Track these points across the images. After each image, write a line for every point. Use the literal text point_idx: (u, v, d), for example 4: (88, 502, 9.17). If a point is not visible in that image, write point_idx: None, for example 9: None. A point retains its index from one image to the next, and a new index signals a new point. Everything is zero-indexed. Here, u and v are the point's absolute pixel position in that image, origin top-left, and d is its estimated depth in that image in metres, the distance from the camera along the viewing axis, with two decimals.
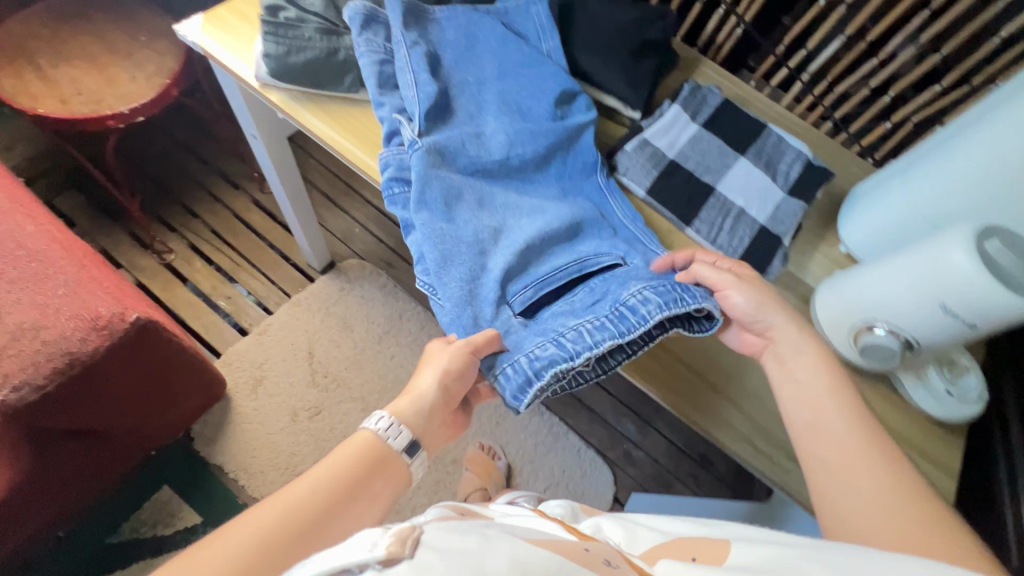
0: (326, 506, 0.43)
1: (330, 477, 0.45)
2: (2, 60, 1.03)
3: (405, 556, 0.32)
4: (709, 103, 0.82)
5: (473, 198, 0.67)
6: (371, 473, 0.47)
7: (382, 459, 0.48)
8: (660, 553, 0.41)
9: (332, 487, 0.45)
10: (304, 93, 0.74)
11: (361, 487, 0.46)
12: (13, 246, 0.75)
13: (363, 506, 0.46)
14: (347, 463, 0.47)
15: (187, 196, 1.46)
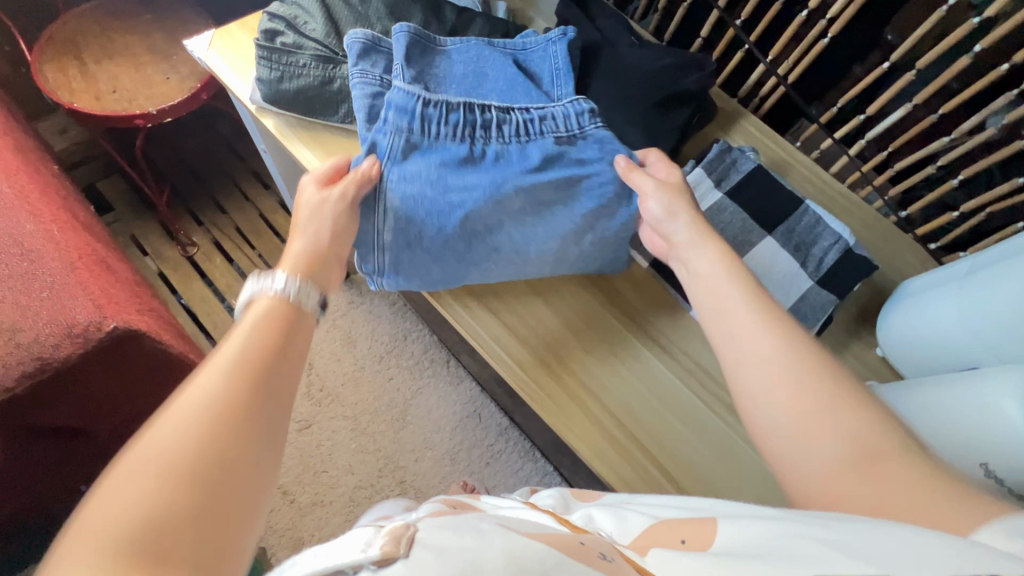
0: (250, 381, 0.42)
1: (238, 362, 0.43)
2: (50, 53, 1.07)
3: (399, 556, 0.35)
4: (739, 168, 0.72)
5: (442, 200, 0.65)
6: (286, 334, 0.49)
7: (291, 310, 0.51)
8: (649, 542, 0.42)
9: (247, 366, 0.43)
10: (299, 120, 0.71)
11: (283, 346, 0.47)
12: (10, 243, 0.77)
13: (291, 364, 0.47)
14: (254, 341, 0.46)
15: (218, 191, 1.49)
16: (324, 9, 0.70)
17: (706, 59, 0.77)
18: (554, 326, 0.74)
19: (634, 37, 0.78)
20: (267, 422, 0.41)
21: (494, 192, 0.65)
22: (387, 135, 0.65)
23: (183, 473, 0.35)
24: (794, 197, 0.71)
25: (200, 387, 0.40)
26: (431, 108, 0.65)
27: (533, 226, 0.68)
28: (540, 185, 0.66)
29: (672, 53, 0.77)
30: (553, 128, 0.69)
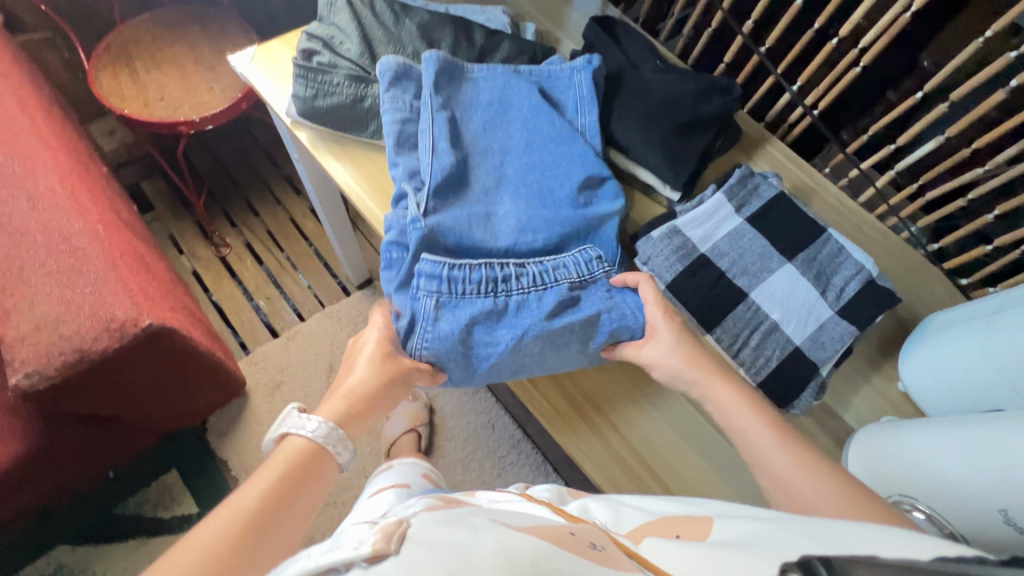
0: (252, 534, 0.43)
1: (247, 507, 0.44)
2: (105, 60, 1.14)
3: (389, 553, 0.36)
4: (760, 195, 0.72)
5: (483, 321, 0.64)
6: (302, 482, 0.49)
7: (317, 460, 0.51)
8: (645, 532, 0.45)
9: (255, 514, 0.44)
10: (331, 135, 0.75)
11: (296, 497, 0.48)
12: (59, 240, 0.81)
13: (297, 517, 0.47)
14: (262, 496, 0.46)
15: (253, 195, 1.54)
16: (360, 31, 0.74)
17: (732, 84, 0.77)
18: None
19: (659, 62, 0.80)
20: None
21: (515, 346, 0.64)
22: (420, 300, 0.63)
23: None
24: (816, 226, 0.70)
25: (208, 529, 0.42)
26: (455, 270, 0.64)
27: (557, 367, 0.67)
28: (559, 329, 0.64)
29: (697, 78, 0.77)
30: (567, 275, 0.67)
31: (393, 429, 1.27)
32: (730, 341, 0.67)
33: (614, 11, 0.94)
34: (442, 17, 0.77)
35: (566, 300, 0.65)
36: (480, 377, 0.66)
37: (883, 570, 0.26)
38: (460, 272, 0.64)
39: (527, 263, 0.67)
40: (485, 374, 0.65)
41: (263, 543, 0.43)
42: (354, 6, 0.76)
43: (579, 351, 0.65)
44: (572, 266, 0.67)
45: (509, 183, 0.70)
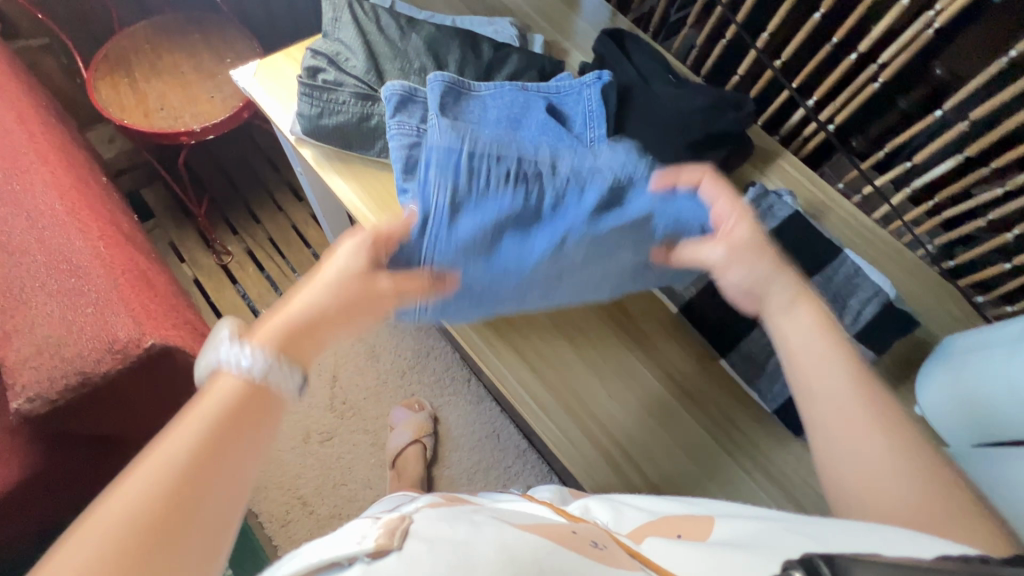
0: (182, 500, 0.33)
1: (163, 476, 0.33)
2: (105, 69, 1.12)
3: (392, 548, 0.39)
4: (774, 215, 0.71)
5: (512, 232, 0.63)
6: (247, 418, 0.38)
7: (263, 391, 0.40)
8: (646, 531, 0.48)
9: (185, 476, 0.34)
10: (336, 154, 0.73)
11: (243, 441, 0.37)
12: (60, 260, 0.80)
13: (246, 464, 0.37)
14: (187, 453, 0.35)
15: (254, 201, 1.53)
16: (365, 47, 0.72)
17: (744, 99, 0.76)
18: (570, 360, 0.74)
19: (670, 76, 0.78)
20: (193, 554, 0.32)
21: (551, 256, 0.63)
22: (431, 193, 0.62)
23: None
24: (832, 246, 0.69)
25: (121, 498, 0.32)
26: (477, 157, 0.63)
27: (591, 283, 0.68)
28: (600, 232, 0.63)
29: (709, 93, 0.76)
30: (605, 174, 0.65)
31: (398, 440, 1.26)
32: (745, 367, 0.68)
33: (624, 21, 0.92)
34: (449, 32, 0.76)
35: (606, 198, 0.64)
36: (509, 295, 0.66)
37: (874, 567, 0.25)
38: (481, 182, 0.63)
39: (556, 171, 0.65)
40: (517, 291, 0.66)
41: (195, 509, 0.33)
42: (360, 21, 0.74)
43: (618, 256, 0.65)
44: (606, 216, 0.63)
45: (529, 180, 0.64)
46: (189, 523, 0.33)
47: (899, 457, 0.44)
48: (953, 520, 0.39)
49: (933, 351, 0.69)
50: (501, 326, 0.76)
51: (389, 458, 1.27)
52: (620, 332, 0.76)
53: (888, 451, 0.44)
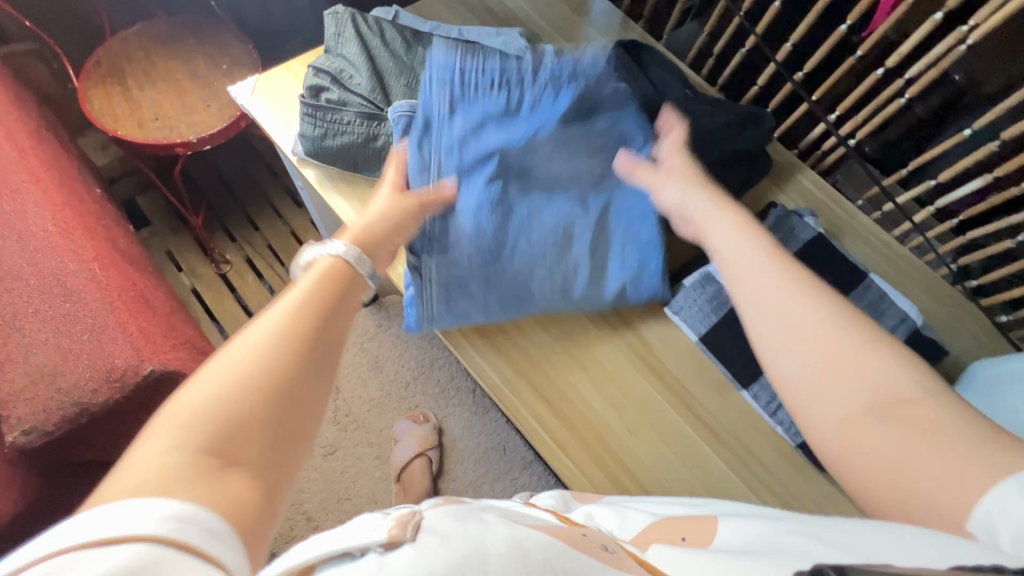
0: (306, 329, 0.44)
1: (295, 307, 0.45)
2: (96, 77, 1.08)
3: (405, 540, 0.34)
4: (797, 237, 0.68)
5: (490, 161, 0.64)
6: (340, 288, 0.50)
7: (349, 272, 0.52)
8: (651, 537, 0.48)
9: (304, 315, 0.45)
10: (340, 175, 0.71)
11: (340, 299, 0.49)
12: (53, 284, 0.77)
13: (343, 322, 0.48)
14: (306, 298, 0.47)
15: (253, 208, 1.49)
16: (368, 62, 0.69)
17: (766, 114, 0.73)
18: (593, 399, 0.69)
19: (688, 91, 0.76)
20: (320, 370, 0.43)
21: (523, 187, 0.66)
22: (431, 106, 0.65)
23: (244, 400, 0.38)
24: (856, 271, 0.67)
25: (257, 327, 0.42)
26: (468, 85, 0.66)
27: (577, 221, 0.66)
28: (571, 129, 0.66)
29: (729, 109, 0.74)
30: (581, 76, 0.66)
31: (402, 453, 1.24)
32: (767, 399, 0.66)
33: (634, 29, 0.89)
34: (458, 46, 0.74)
35: (580, 101, 0.66)
36: (500, 245, 0.65)
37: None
38: (471, 105, 0.66)
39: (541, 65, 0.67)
40: (504, 229, 0.65)
41: (316, 338, 0.44)
42: (363, 35, 0.72)
43: (592, 189, 0.67)
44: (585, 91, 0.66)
45: (513, 108, 0.66)
46: (312, 348, 0.43)
47: (861, 347, 0.45)
48: (967, 445, 0.38)
49: (962, 379, 0.68)
50: (519, 363, 0.70)
51: (393, 471, 1.25)
52: (646, 368, 0.70)
53: (868, 369, 0.45)
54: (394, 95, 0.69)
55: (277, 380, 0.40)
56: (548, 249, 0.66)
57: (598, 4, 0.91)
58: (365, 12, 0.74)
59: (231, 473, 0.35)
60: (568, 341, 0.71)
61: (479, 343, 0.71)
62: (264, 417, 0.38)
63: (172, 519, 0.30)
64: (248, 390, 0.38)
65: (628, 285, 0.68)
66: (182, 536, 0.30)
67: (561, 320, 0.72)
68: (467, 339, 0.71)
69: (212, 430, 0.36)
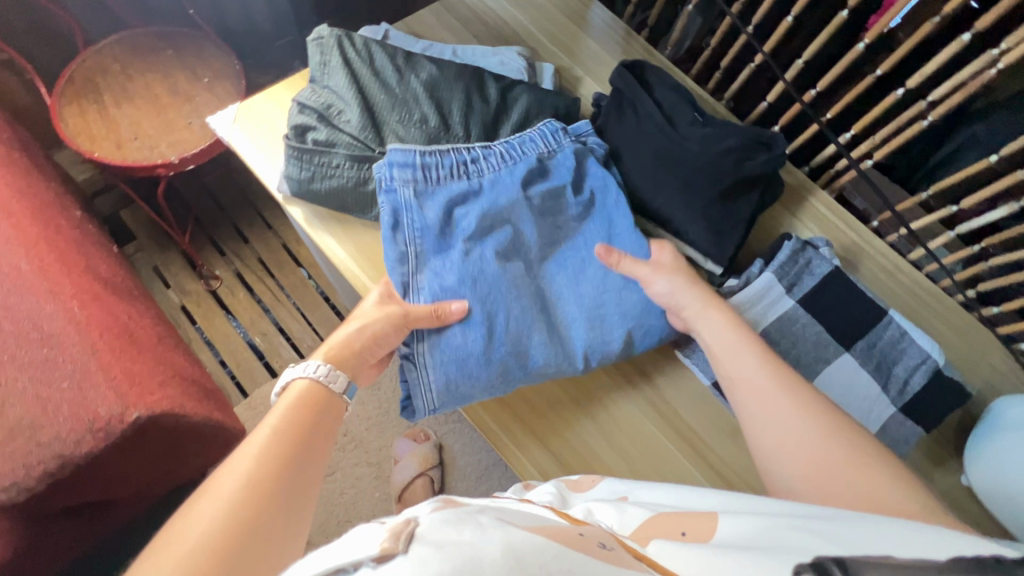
0: (274, 471, 0.43)
1: (270, 438, 0.45)
2: (70, 94, 1.02)
3: (398, 553, 0.31)
4: (813, 272, 0.65)
5: (472, 234, 0.64)
6: (312, 420, 0.49)
7: (323, 402, 0.52)
8: (650, 532, 0.43)
9: (274, 454, 0.44)
10: (330, 213, 0.70)
11: (313, 428, 0.49)
12: (30, 328, 0.73)
13: (317, 446, 0.47)
14: (280, 426, 0.47)
15: (241, 221, 1.44)
16: (358, 95, 0.68)
17: (775, 138, 0.69)
18: (592, 442, 0.68)
19: (697, 113, 0.70)
20: (292, 519, 0.41)
21: (506, 258, 0.64)
22: (398, 193, 0.64)
23: (200, 564, 0.35)
24: (876, 308, 0.63)
25: (227, 474, 0.41)
26: (427, 156, 0.65)
27: (562, 279, 0.65)
28: (539, 199, 0.67)
29: (740, 133, 0.68)
30: (533, 148, 0.69)
31: (403, 473, 1.21)
32: None
33: (637, 43, 0.84)
34: (452, 72, 0.71)
35: (537, 173, 0.68)
36: (487, 314, 0.62)
37: (884, 567, 0.30)
38: (441, 182, 0.65)
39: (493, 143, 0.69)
40: (494, 302, 0.62)
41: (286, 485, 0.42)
42: (351, 64, 0.70)
43: (566, 249, 0.67)
44: (536, 162, 0.68)
45: (479, 183, 0.66)
46: (283, 496, 0.41)
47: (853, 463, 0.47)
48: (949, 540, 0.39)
49: (981, 420, 0.64)
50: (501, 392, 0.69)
51: (394, 491, 1.22)
52: (647, 407, 0.69)
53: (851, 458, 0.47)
54: (386, 133, 0.68)
55: (244, 528, 0.38)
56: (539, 313, 0.64)
57: (598, 12, 0.87)
58: (351, 37, 0.72)
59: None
60: (575, 395, 0.69)
61: (482, 397, 0.69)
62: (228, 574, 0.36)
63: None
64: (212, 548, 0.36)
65: (635, 332, 0.65)
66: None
67: (568, 373, 0.70)
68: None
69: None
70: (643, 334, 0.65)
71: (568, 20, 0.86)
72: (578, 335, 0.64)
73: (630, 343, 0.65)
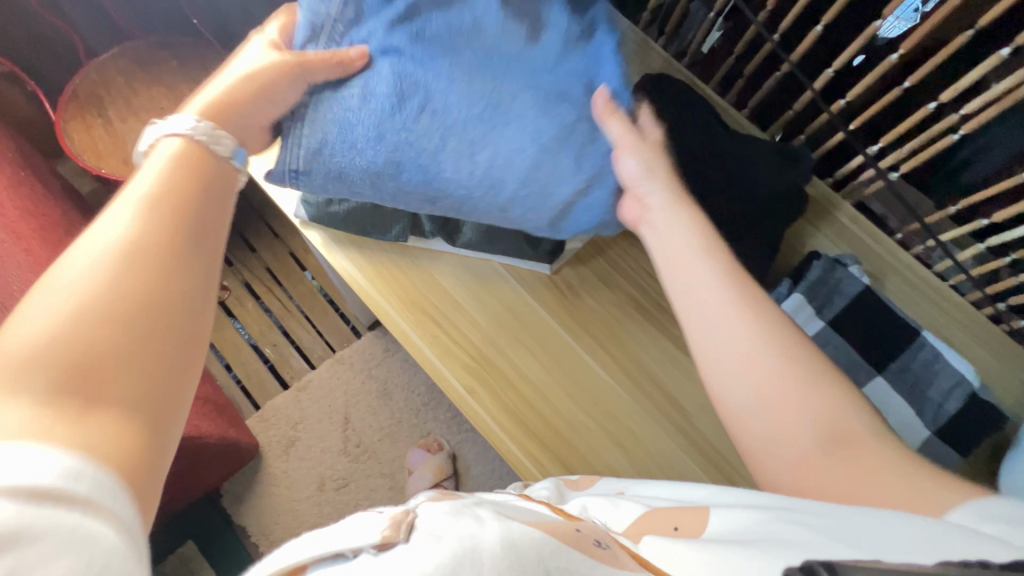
0: (168, 234, 0.35)
1: (146, 194, 0.37)
2: (75, 109, 1.00)
3: (399, 541, 0.34)
4: (843, 292, 0.63)
5: (419, 14, 0.56)
6: (200, 193, 0.40)
7: (207, 165, 0.42)
8: (644, 528, 0.44)
9: (158, 214, 0.36)
10: (347, 235, 0.66)
11: (201, 190, 0.40)
12: None
13: (212, 207, 0.40)
14: (157, 182, 0.38)
15: (248, 229, 1.42)
16: None
17: (804, 152, 0.69)
18: (599, 445, 0.61)
19: (722, 128, 0.70)
20: (194, 287, 0.35)
21: (450, 40, 0.56)
22: None
23: (95, 330, 0.30)
24: (908, 329, 0.62)
25: (96, 237, 0.34)
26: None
27: (506, 98, 0.56)
28: (518, 3, 0.56)
29: (767, 149, 0.69)
30: None
31: (417, 484, 1.20)
32: None
33: None
34: None
35: None
36: (399, 97, 0.55)
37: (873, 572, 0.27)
38: None
39: None
40: (412, 86, 0.55)
41: (182, 261, 0.35)
42: None
43: (528, 71, 0.56)
44: None
45: None
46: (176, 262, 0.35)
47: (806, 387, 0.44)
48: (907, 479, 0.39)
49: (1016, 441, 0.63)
50: (494, 384, 0.62)
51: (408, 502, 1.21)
52: (657, 412, 0.63)
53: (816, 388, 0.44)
54: None
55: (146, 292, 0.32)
56: (461, 123, 0.55)
57: None
58: None
59: (93, 414, 0.28)
60: (602, 416, 0.62)
61: (493, 408, 0.61)
62: (128, 352, 0.30)
63: (69, 472, 0.26)
64: (104, 319, 0.30)
65: (586, 192, 0.57)
66: (83, 490, 0.26)
67: (594, 393, 0.63)
68: (488, 413, 0.61)
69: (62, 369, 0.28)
70: (584, 206, 0.58)
71: None
72: (509, 166, 0.55)
73: (567, 211, 0.58)
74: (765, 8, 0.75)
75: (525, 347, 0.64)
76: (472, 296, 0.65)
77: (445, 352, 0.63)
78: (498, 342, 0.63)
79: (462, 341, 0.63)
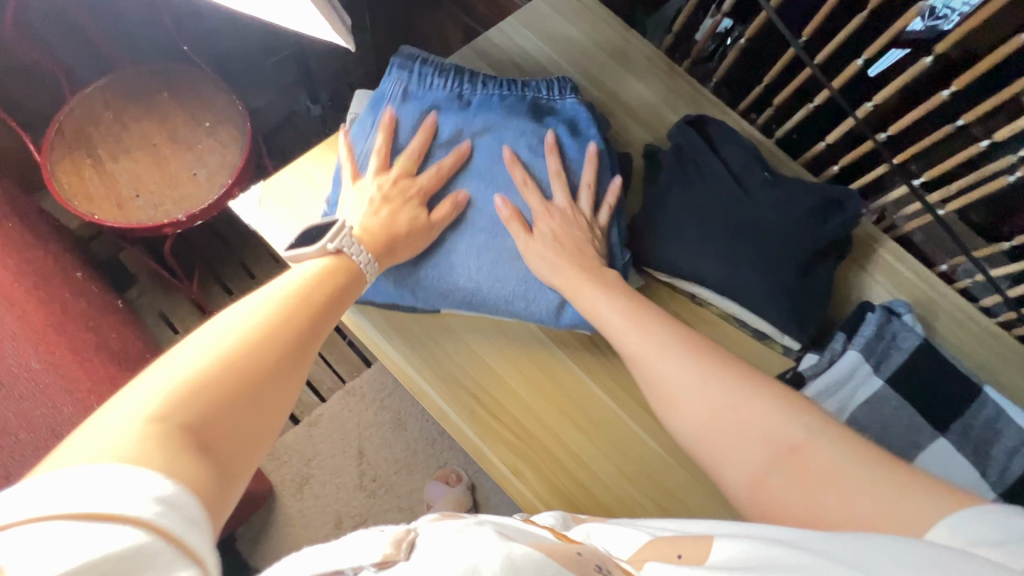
0: (294, 333, 0.42)
1: (290, 294, 0.45)
2: (62, 150, 0.94)
3: (398, 559, 0.34)
4: (900, 346, 0.61)
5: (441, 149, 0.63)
6: (333, 286, 0.49)
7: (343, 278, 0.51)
8: (648, 555, 0.41)
9: (291, 315, 0.43)
10: (381, 310, 0.64)
11: (331, 299, 0.48)
12: (48, 437, 0.67)
13: (336, 314, 0.48)
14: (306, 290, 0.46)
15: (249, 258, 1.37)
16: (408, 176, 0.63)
17: (850, 195, 0.63)
18: (633, 502, 0.59)
19: (765, 171, 0.65)
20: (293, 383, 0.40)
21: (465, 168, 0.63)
22: (392, 83, 0.66)
23: (217, 394, 0.36)
24: (969, 386, 0.59)
25: (238, 319, 0.41)
26: (428, 64, 0.66)
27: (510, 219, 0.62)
28: (522, 134, 0.64)
29: (810, 189, 0.64)
30: (534, 95, 0.67)
31: None
32: None
33: (683, 79, 0.78)
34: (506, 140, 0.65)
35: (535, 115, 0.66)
36: None
37: None
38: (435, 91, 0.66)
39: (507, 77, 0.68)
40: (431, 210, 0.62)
41: (302, 343, 0.42)
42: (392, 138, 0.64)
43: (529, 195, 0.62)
44: (535, 108, 0.66)
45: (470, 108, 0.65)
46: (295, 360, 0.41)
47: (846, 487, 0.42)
48: None
49: None
50: (524, 447, 0.60)
51: None
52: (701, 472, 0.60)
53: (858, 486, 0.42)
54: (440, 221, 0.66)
55: (263, 375, 0.39)
56: (472, 243, 0.62)
57: (638, 46, 0.80)
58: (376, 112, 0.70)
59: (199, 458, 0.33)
60: (658, 495, 0.59)
61: (524, 470, 0.59)
62: (239, 415, 0.36)
63: (158, 502, 0.28)
64: (224, 383, 0.36)
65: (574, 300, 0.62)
66: (171, 525, 0.28)
67: (648, 470, 0.60)
68: (542, 499, 0.58)
69: (188, 418, 0.34)
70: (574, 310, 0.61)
71: (607, 58, 0.79)
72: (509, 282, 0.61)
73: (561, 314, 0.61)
74: (805, 33, 0.71)
75: (568, 419, 0.61)
76: (513, 367, 0.63)
77: (486, 431, 0.60)
78: (543, 418, 0.61)
79: (503, 418, 0.61)
